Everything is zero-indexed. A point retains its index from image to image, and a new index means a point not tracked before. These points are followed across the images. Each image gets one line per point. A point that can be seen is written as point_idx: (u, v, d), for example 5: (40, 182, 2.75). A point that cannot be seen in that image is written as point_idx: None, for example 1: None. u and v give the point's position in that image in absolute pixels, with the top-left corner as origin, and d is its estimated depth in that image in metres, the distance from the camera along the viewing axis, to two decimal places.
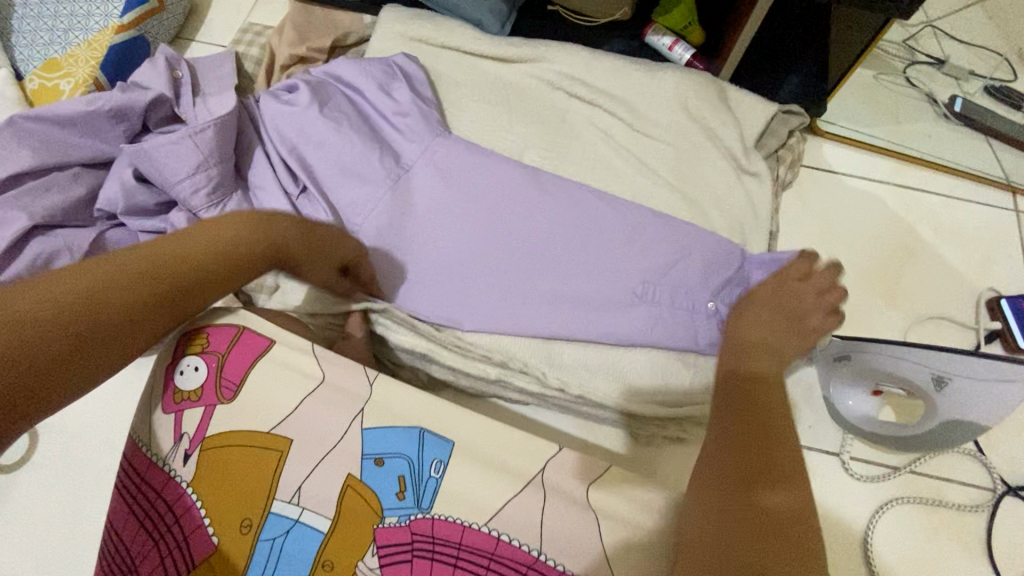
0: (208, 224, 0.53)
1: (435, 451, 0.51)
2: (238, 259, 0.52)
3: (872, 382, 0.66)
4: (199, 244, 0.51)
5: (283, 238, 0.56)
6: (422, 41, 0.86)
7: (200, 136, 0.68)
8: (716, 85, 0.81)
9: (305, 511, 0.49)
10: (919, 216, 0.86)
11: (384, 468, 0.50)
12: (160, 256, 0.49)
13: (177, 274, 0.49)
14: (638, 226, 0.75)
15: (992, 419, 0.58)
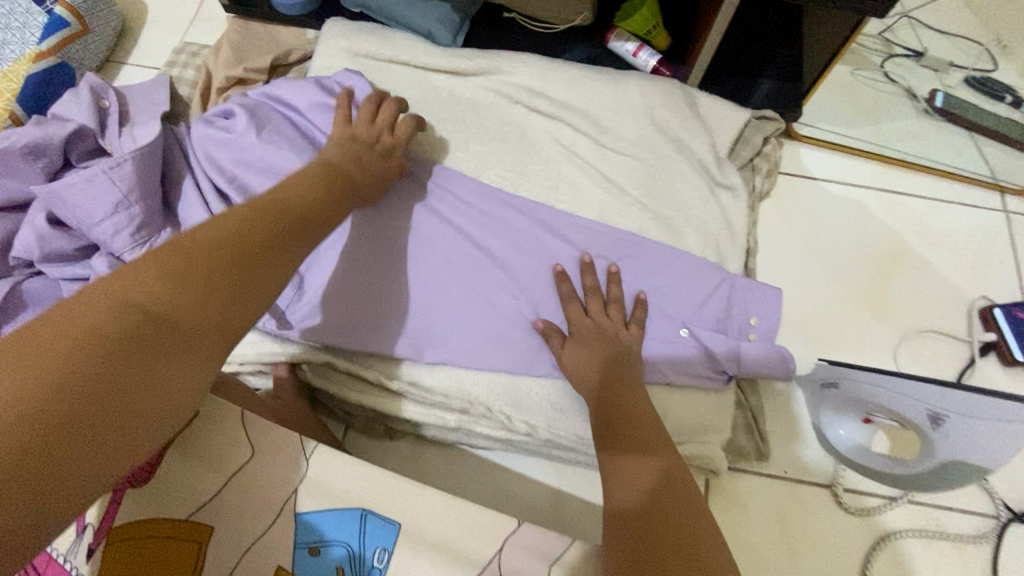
0: (170, 250, 0.39)
1: (378, 538, 0.50)
2: (225, 283, 0.40)
3: (864, 412, 0.63)
4: (163, 281, 0.37)
5: (273, 246, 0.45)
6: (368, 56, 0.79)
7: (118, 172, 0.61)
8: (685, 94, 0.76)
9: None
10: (904, 221, 0.82)
11: (321, 558, 0.49)
12: (108, 305, 0.35)
13: (146, 328, 0.35)
14: (606, 250, 0.70)
15: (995, 463, 0.57)
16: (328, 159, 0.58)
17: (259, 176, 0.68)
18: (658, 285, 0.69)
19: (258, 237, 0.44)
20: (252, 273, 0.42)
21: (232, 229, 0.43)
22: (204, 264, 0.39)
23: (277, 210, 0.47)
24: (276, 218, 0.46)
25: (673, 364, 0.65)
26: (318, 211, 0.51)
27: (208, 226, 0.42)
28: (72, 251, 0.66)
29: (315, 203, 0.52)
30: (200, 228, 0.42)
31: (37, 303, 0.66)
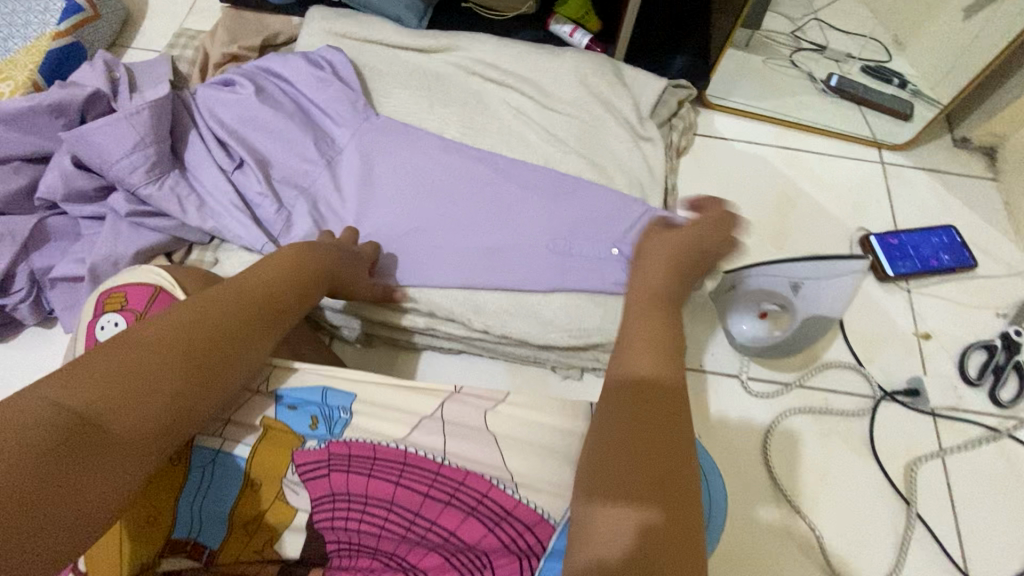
0: (96, 353, 0.44)
1: (339, 399, 0.56)
2: (157, 371, 0.44)
3: (756, 305, 0.76)
4: (92, 372, 0.42)
5: (207, 326, 0.49)
6: (347, 37, 0.94)
7: (136, 118, 0.73)
8: (612, 65, 0.92)
9: (226, 441, 0.53)
10: (798, 171, 0.99)
11: (297, 411, 0.55)
12: (40, 402, 0.39)
13: (78, 433, 0.39)
14: (548, 188, 0.84)
15: (837, 308, 0.72)
16: (280, 259, 0.60)
17: (257, 131, 0.81)
18: (591, 215, 0.83)
19: (187, 314, 0.49)
20: (179, 343, 0.46)
21: (171, 325, 0.47)
22: (136, 382, 0.43)
23: (222, 302, 0.51)
24: (211, 310, 0.50)
25: (604, 275, 0.79)
26: (263, 292, 0.55)
27: (138, 327, 0.47)
28: (92, 191, 0.77)
29: (256, 282, 0.55)
30: (133, 330, 0.46)
31: (61, 236, 0.77)
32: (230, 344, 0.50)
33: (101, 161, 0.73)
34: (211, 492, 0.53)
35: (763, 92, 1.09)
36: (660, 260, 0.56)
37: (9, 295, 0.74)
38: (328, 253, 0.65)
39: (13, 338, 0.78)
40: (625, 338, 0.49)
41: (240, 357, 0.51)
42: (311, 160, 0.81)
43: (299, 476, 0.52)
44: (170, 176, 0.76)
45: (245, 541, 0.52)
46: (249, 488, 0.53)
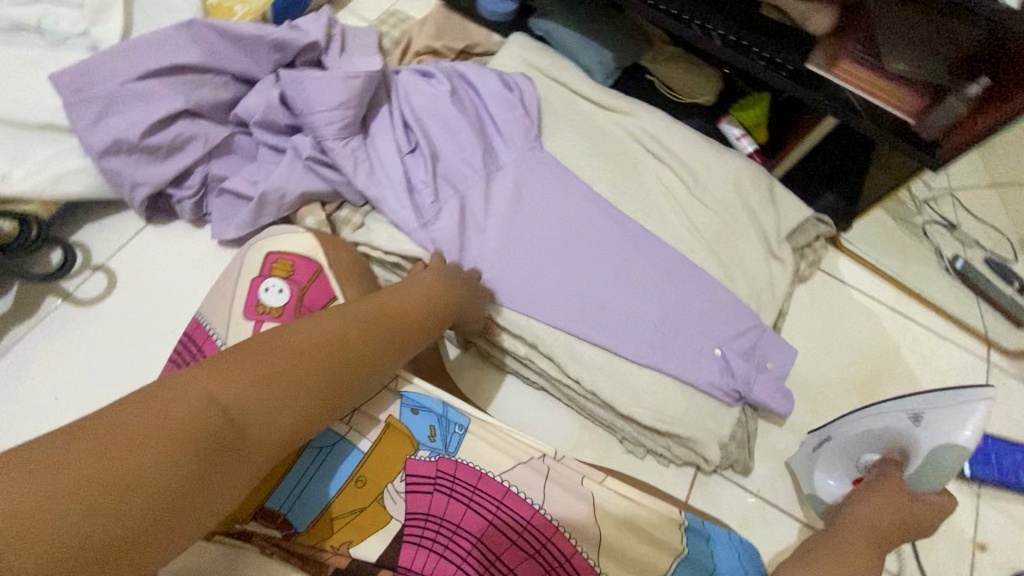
0: (246, 351, 0.46)
1: (457, 419, 0.62)
2: (299, 382, 0.47)
3: (853, 464, 0.72)
4: (243, 374, 0.44)
5: (343, 349, 0.51)
6: (538, 69, 1.00)
7: (351, 82, 0.80)
8: (768, 180, 0.95)
9: (350, 432, 0.59)
10: (907, 340, 0.98)
11: (418, 416, 0.61)
12: (198, 394, 0.41)
13: (223, 430, 0.42)
14: (673, 271, 0.88)
15: (956, 462, 0.60)
16: (412, 291, 0.62)
17: (438, 127, 0.88)
18: (705, 311, 0.86)
19: (329, 332, 0.51)
20: (318, 362, 0.49)
21: (312, 339, 0.49)
22: (276, 391, 0.45)
23: (362, 320, 0.54)
24: (348, 332, 0.52)
25: (700, 370, 0.81)
26: (394, 323, 0.57)
27: (285, 331, 0.49)
28: (283, 125, 0.84)
29: (391, 310, 0.57)
30: (280, 335, 0.49)
31: (242, 154, 0.84)
32: (355, 369, 0.52)
33: (305, 106, 0.80)
34: (320, 475, 0.58)
35: (887, 248, 1.10)
36: (884, 500, 0.61)
37: (178, 188, 0.80)
38: (451, 292, 0.68)
39: (162, 224, 0.84)
40: (837, 542, 0.57)
41: (357, 380, 0.53)
42: (474, 168, 0.87)
43: (405, 486, 0.57)
44: (354, 139, 0.82)
45: (330, 529, 0.56)
46: (355, 482, 0.58)
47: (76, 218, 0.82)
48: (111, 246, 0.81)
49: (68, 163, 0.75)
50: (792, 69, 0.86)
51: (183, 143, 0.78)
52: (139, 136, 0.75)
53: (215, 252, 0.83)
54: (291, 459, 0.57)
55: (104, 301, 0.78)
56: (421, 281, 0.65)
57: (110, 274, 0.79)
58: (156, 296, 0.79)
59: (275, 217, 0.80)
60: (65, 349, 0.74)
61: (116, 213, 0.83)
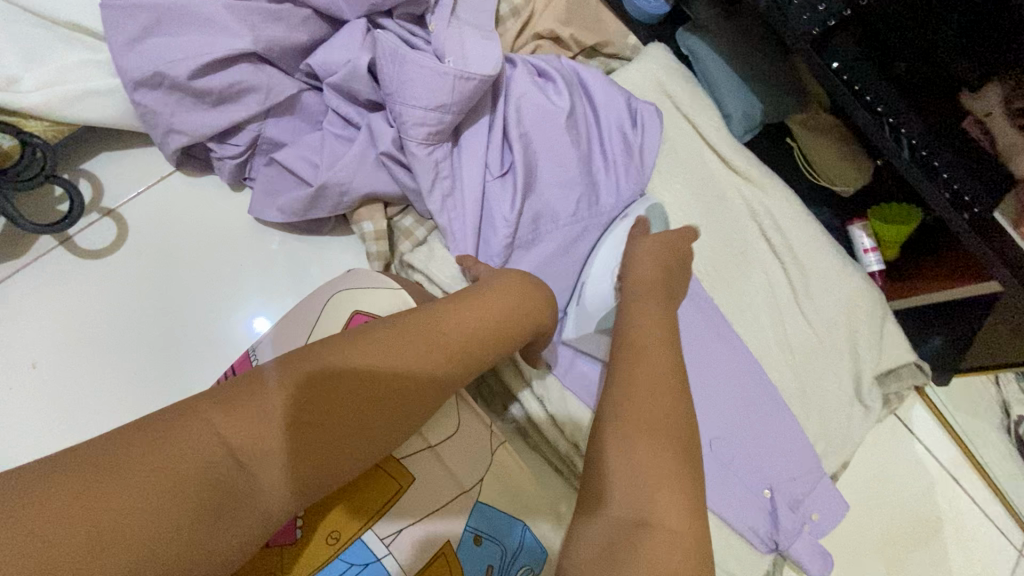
0: (266, 386, 0.41)
1: (527, 558, 0.53)
2: (314, 430, 0.41)
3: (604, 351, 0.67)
4: (257, 413, 0.39)
5: (369, 387, 0.43)
6: (672, 100, 0.83)
7: (461, 82, 0.65)
8: (883, 313, 0.83)
9: (390, 556, 0.49)
10: (955, 513, 0.90)
11: (478, 548, 0.51)
12: (199, 437, 0.37)
13: (228, 480, 0.38)
14: (750, 389, 0.77)
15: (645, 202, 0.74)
16: (478, 305, 0.49)
17: (541, 152, 0.73)
18: (768, 446, 0.76)
19: (357, 366, 0.43)
20: (337, 404, 0.42)
21: (342, 376, 0.43)
22: (286, 436, 0.40)
23: (411, 352, 0.45)
24: (382, 365, 0.44)
25: (744, 512, 0.73)
26: (444, 354, 0.46)
27: (313, 358, 0.42)
28: (363, 99, 0.68)
29: (442, 336, 0.46)
30: (306, 366, 0.42)
31: (305, 118, 0.69)
32: (384, 413, 0.44)
33: (395, 91, 0.65)
34: None
35: (961, 397, 0.97)
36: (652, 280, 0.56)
37: (222, 144, 0.65)
38: (537, 303, 0.53)
39: (193, 175, 0.69)
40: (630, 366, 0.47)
41: (387, 420, 0.44)
42: (568, 214, 0.73)
43: None
44: (442, 148, 0.68)
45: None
46: None
47: (97, 142, 0.68)
48: (129, 188, 0.67)
49: (95, 82, 0.60)
50: (976, 213, 0.70)
51: (239, 94, 0.63)
52: (188, 76, 0.60)
53: (247, 227, 0.69)
54: (314, 565, 0.47)
55: (106, 254, 0.65)
56: (496, 287, 0.52)
57: (121, 224, 0.66)
58: (167, 263, 0.66)
59: (327, 214, 0.67)
60: (51, 304, 0.62)
61: (144, 148, 0.69)
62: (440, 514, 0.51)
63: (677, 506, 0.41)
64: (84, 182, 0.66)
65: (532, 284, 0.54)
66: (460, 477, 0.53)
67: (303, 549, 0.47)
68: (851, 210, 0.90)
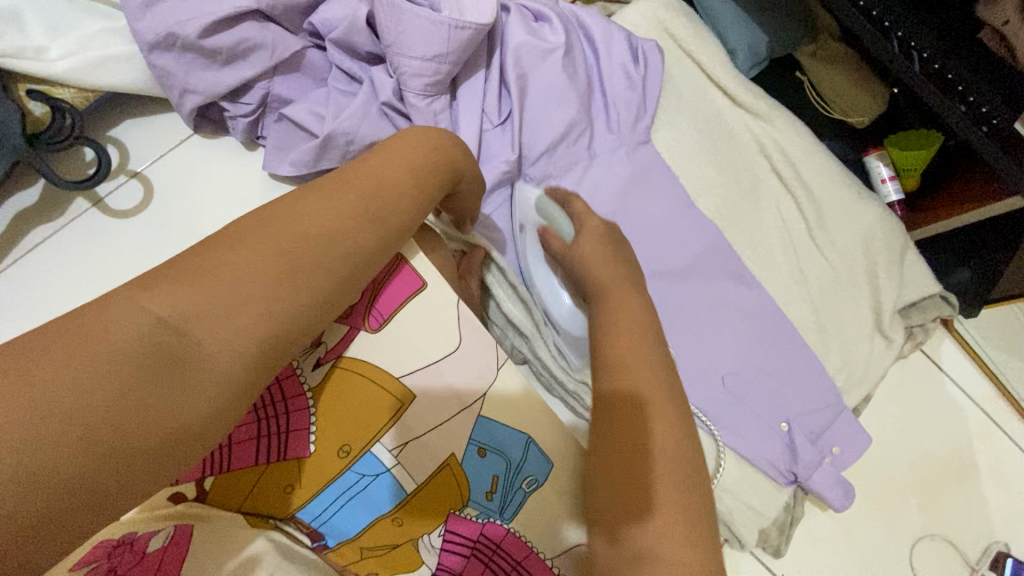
0: (194, 262, 0.39)
1: (534, 469, 0.55)
2: (255, 290, 0.40)
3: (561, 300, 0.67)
4: (192, 284, 0.38)
5: (295, 231, 0.43)
6: (674, 38, 0.82)
7: (457, 32, 0.66)
8: (904, 241, 0.80)
9: (399, 465, 0.52)
10: (989, 450, 0.87)
11: (482, 460, 0.54)
12: (120, 320, 0.35)
13: (170, 348, 0.36)
14: (765, 323, 0.76)
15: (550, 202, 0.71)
16: (395, 158, 0.50)
17: (540, 95, 0.74)
18: (785, 380, 0.75)
19: (276, 225, 0.42)
20: (280, 276, 0.41)
21: (273, 240, 0.41)
22: (232, 297, 0.39)
23: (337, 208, 0.45)
24: (313, 225, 0.43)
25: (762, 446, 0.73)
26: (379, 213, 0.47)
27: (234, 232, 0.42)
28: (364, 52, 0.70)
29: (378, 185, 0.47)
30: (234, 236, 0.41)
31: (311, 74, 0.71)
32: (322, 263, 0.43)
33: (393, 41, 0.66)
34: (353, 500, 0.51)
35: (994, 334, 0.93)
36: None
37: (234, 103, 0.69)
38: (451, 150, 0.54)
39: (210, 136, 0.73)
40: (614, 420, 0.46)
41: (321, 267, 0.43)
42: (568, 156, 0.75)
43: (441, 543, 0.52)
44: (442, 98, 0.70)
45: (355, 557, 0.51)
46: (390, 520, 0.52)
47: (123, 109, 0.72)
48: (152, 151, 0.72)
49: (114, 49, 0.65)
50: (994, 125, 0.67)
51: (247, 52, 0.66)
52: (198, 35, 0.63)
53: (263, 184, 0.72)
54: (329, 476, 0.51)
55: (135, 212, 0.69)
56: (408, 135, 0.52)
57: (147, 184, 0.70)
58: (191, 218, 0.70)
59: (335, 165, 0.69)
60: (86, 259, 0.67)
61: (164, 113, 0.73)
62: (446, 431, 0.54)
63: (679, 461, 0.45)
64: (112, 147, 0.71)
65: (442, 135, 0.53)
66: (462, 395, 0.54)
67: (316, 461, 0.50)
68: (866, 141, 0.88)
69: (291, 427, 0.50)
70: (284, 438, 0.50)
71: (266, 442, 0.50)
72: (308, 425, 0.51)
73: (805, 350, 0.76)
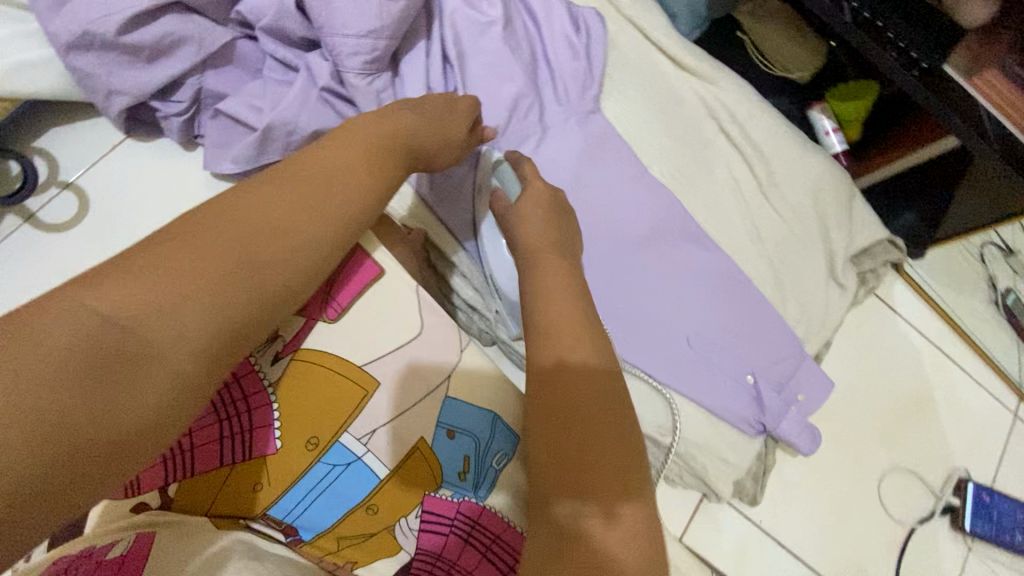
0: (154, 251, 0.36)
1: (502, 445, 0.56)
2: (217, 279, 0.36)
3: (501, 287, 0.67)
4: (149, 275, 0.34)
5: (260, 225, 0.40)
6: (615, 7, 0.83)
7: (389, 5, 0.64)
8: (851, 191, 0.83)
9: (369, 453, 0.52)
10: (943, 382, 0.92)
11: (452, 442, 0.54)
12: (66, 314, 0.31)
13: (123, 345, 0.32)
14: (726, 281, 0.78)
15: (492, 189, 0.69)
16: (348, 144, 0.47)
17: (485, 69, 0.73)
18: (748, 332, 0.77)
19: (229, 215, 0.39)
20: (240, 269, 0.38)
21: (231, 231, 0.38)
22: (190, 289, 0.35)
23: (293, 196, 0.42)
24: (267, 213, 0.40)
25: (733, 401, 0.74)
26: (338, 200, 0.44)
27: (192, 224, 0.38)
28: (298, 38, 0.68)
29: (333, 174, 0.45)
30: (192, 227, 0.38)
31: (245, 65, 0.69)
32: (285, 253, 0.40)
33: (326, 22, 0.64)
34: (327, 493, 0.51)
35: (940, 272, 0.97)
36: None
37: (165, 102, 0.66)
38: (412, 134, 0.52)
39: (146, 139, 0.70)
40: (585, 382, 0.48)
41: (285, 264, 0.40)
42: (518, 128, 0.74)
43: (420, 524, 0.52)
44: (383, 76, 0.68)
45: (334, 548, 0.51)
46: (366, 508, 0.52)
47: (48, 118, 0.69)
48: (82, 161, 0.68)
49: (29, 54, 0.61)
50: (925, 68, 0.69)
51: (172, 46, 0.63)
52: (116, 32, 0.60)
53: (207, 184, 0.70)
54: (298, 471, 0.50)
55: (70, 226, 0.66)
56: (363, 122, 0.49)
57: (81, 195, 0.67)
58: (134, 226, 0.67)
59: (280, 156, 0.67)
60: (23, 278, 0.64)
61: (93, 119, 0.70)
62: (413, 414, 0.53)
63: None
64: (38, 160, 0.67)
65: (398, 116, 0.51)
66: (430, 379, 0.54)
67: (284, 457, 0.49)
68: (809, 95, 0.90)
69: (254, 424, 0.49)
70: (248, 437, 0.49)
71: (230, 442, 0.48)
72: (272, 421, 0.50)
73: (767, 303, 0.78)
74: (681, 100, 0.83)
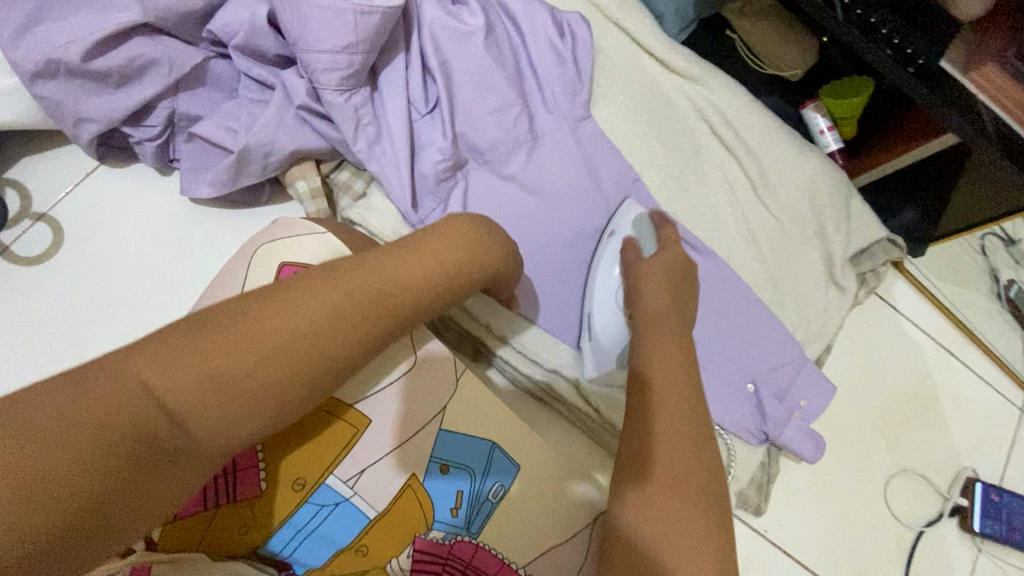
0: (181, 330, 0.37)
1: (500, 477, 0.54)
2: (262, 368, 0.38)
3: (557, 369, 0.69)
4: (202, 354, 0.36)
5: (312, 314, 0.39)
6: (600, 10, 0.81)
7: (364, 18, 0.62)
8: (849, 190, 0.81)
9: (357, 495, 0.50)
10: (947, 380, 0.90)
11: (445, 477, 0.53)
12: (120, 392, 0.34)
13: (156, 430, 0.35)
14: (722, 288, 0.76)
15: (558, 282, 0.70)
16: (424, 256, 0.45)
17: (467, 80, 0.71)
18: (747, 340, 0.75)
19: (293, 300, 0.39)
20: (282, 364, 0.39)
21: (294, 325, 0.39)
22: (232, 389, 0.37)
23: (353, 303, 0.41)
24: (328, 317, 0.40)
25: (733, 411, 0.73)
26: (390, 314, 0.43)
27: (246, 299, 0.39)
28: (272, 56, 0.66)
29: (394, 281, 0.43)
30: (253, 308, 0.39)
31: (219, 86, 0.67)
32: (327, 363, 0.40)
33: (299, 39, 0.62)
34: (314, 536, 0.49)
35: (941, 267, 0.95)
36: None
37: (137, 127, 0.64)
38: (478, 248, 0.49)
39: (121, 166, 0.68)
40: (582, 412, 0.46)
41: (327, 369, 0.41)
42: (504, 138, 0.72)
43: (411, 565, 0.49)
44: (362, 92, 0.66)
45: None
46: (354, 551, 0.49)
47: (19, 147, 0.67)
48: (56, 190, 0.67)
49: None
50: (921, 64, 0.67)
51: (141, 69, 0.61)
52: (82, 58, 0.58)
53: (185, 210, 0.68)
54: (285, 512, 0.49)
55: (45, 257, 0.64)
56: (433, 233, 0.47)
57: (56, 225, 0.65)
58: (113, 255, 0.66)
59: (257, 178, 0.65)
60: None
61: (67, 147, 0.68)
62: (403, 449, 0.52)
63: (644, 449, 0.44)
64: (10, 191, 0.65)
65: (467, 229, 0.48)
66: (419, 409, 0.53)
67: (270, 499, 0.48)
68: (802, 93, 0.88)
69: (238, 466, 0.48)
70: (232, 478, 0.48)
71: (215, 484, 0.47)
72: (257, 462, 0.49)
73: (765, 310, 0.76)
74: (671, 104, 0.81)
